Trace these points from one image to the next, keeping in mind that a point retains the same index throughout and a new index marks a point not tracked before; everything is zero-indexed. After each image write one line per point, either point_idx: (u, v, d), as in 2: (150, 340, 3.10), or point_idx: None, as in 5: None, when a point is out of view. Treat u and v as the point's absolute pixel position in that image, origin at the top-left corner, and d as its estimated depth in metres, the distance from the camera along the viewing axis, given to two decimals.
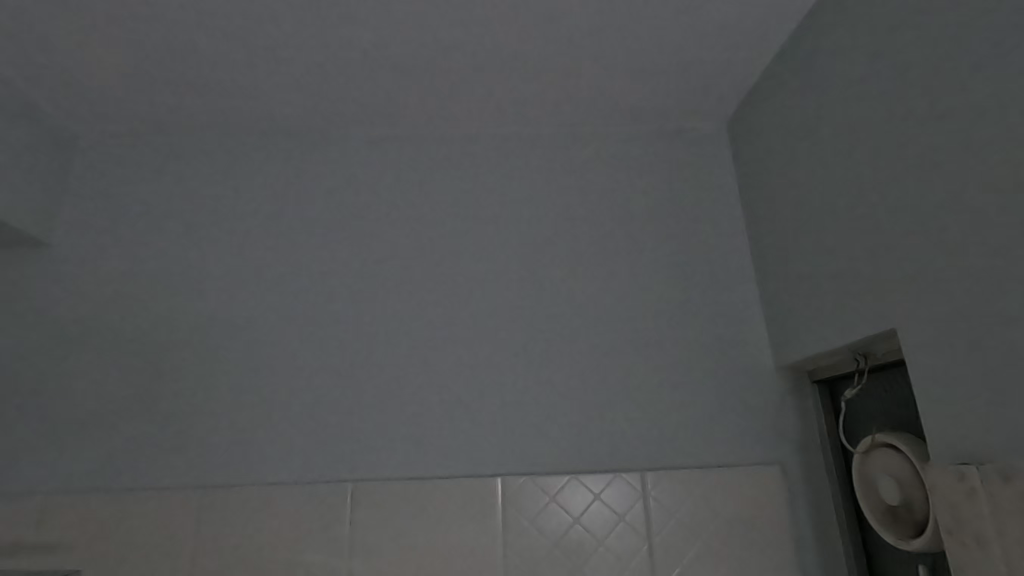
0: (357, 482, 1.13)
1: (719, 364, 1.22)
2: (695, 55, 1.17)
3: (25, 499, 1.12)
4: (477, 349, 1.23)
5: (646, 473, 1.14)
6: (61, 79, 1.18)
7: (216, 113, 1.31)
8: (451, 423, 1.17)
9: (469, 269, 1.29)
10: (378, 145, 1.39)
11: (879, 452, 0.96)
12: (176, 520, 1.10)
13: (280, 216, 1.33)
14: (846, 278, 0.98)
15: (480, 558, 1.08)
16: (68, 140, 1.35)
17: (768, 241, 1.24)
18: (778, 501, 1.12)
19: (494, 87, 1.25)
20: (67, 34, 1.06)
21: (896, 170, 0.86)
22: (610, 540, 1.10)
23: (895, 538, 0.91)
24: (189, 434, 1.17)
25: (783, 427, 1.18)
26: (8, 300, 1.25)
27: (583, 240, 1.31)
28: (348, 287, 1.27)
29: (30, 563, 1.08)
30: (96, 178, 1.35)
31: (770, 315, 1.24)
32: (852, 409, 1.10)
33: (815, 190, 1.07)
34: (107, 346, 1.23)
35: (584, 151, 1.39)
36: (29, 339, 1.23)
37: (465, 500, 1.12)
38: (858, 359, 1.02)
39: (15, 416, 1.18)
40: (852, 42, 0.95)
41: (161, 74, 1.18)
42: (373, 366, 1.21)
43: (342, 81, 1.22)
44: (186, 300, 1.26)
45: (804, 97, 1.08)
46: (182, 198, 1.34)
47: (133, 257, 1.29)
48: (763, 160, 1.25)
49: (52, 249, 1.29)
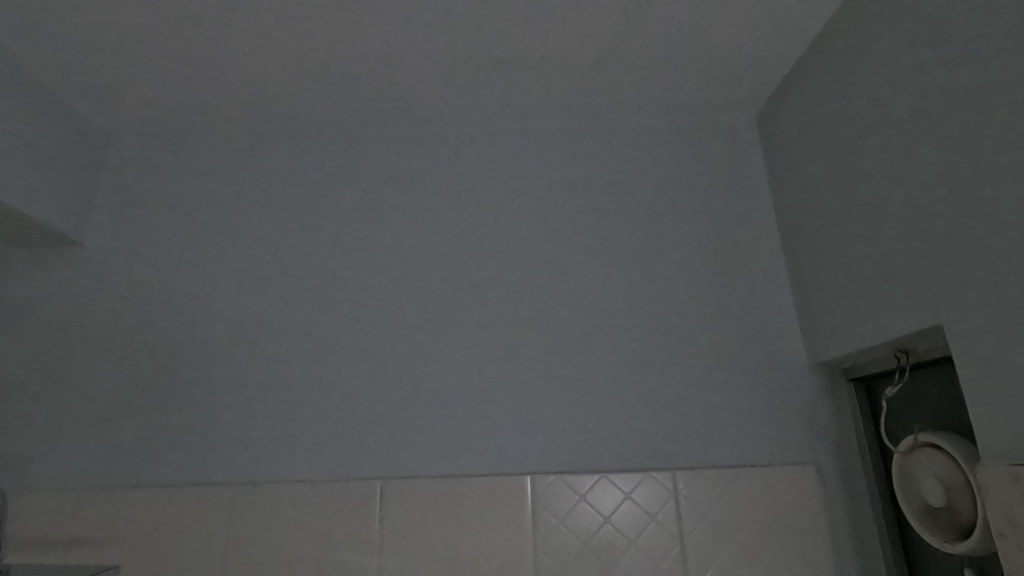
0: (386, 481, 1.13)
1: (750, 362, 1.20)
2: (723, 49, 1.16)
3: (63, 495, 1.14)
4: (505, 347, 1.22)
5: (677, 473, 1.12)
6: (93, 83, 1.20)
7: (243, 114, 1.33)
8: (478, 421, 1.17)
9: (495, 267, 1.28)
10: (402, 143, 1.39)
11: (921, 452, 0.93)
12: (209, 518, 1.12)
13: (306, 217, 1.33)
14: (885, 274, 0.96)
15: (510, 558, 1.08)
16: (99, 142, 1.38)
17: (802, 238, 1.21)
18: (814, 501, 1.10)
19: (519, 83, 1.24)
20: (99, 34, 1.07)
21: (936, 163, 0.83)
22: (641, 540, 1.09)
23: (939, 540, 0.89)
24: (220, 432, 1.18)
25: (818, 427, 1.16)
26: (43, 298, 1.28)
27: (610, 237, 1.30)
28: (374, 284, 1.28)
29: (69, 558, 1.10)
30: (127, 179, 1.37)
31: (803, 313, 1.21)
32: (891, 408, 1.08)
33: (850, 184, 1.04)
34: (139, 345, 1.25)
35: (609, 146, 1.37)
36: (64, 337, 1.25)
37: (496, 500, 1.11)
38: (898, 356, 0.99)
39: (51, 414, 1.20)
40: (891, 30, 0.92)
41: (188, 73, 1.18)
42: (399, 365, 1.21)
43: (366, 79, 1.22)
44: (214, 298, 1.28)
45: (838, 89, 1.06)
46: (210, 200, 1.35)
47: (163, 256, 1.31)
48: (795, 155, 1.22)
49: (84, 249, 1.31)
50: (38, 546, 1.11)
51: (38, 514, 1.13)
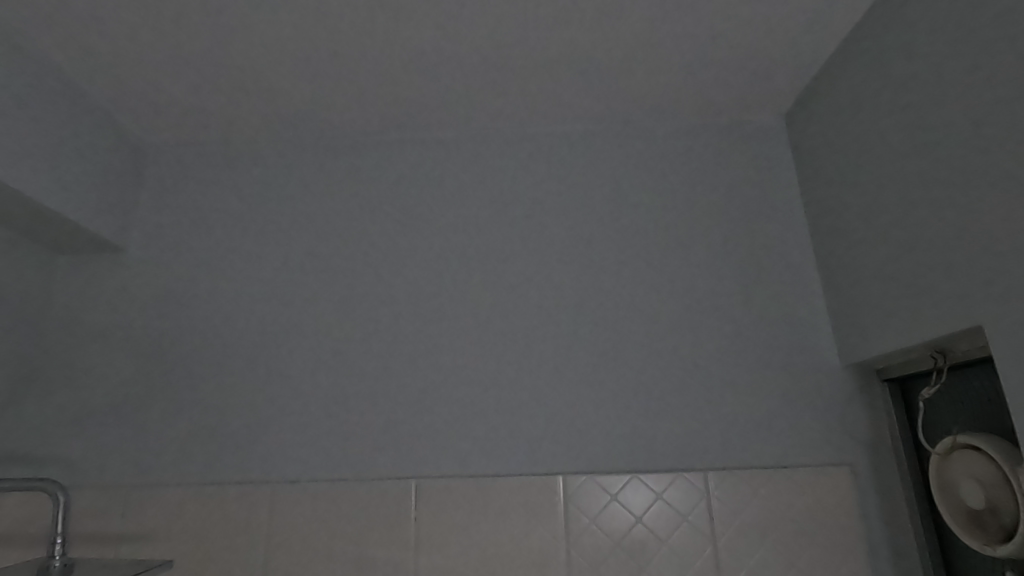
0: (421, 481, 1.16)
1: (779, 362, 1.20)
2: (748, 50, 1.16)
3: (114, 492, 1.20)
4: (533, 347, 1.24)
5: (709, 474, 1.13)
6: (137, 95, 1.26)
7: (277, 121, 1.37)
8: (508, 419, 1.19)
9: (522, 269, 1.30)
10: (429, 148, 1.42)
11: (962, 454, 0.92)
12: (251, 515, 1.16)
13: (341, 223, 1.37)
14: (920, 274, 0.95)
15: (544, 557, 1.10)
16: (141, 152, 1.44)
17: (833, 238, 1.20)
18: (850, 502, 1.09)
19: (544, 86, 1.26)
20: (143, 48, 1.12)
21: (969, 165, 0.83)
22: (674, 540, 1.09)
23: (979, 543, 0.88)
24: (261, 430, 1.23)
25: (851, 429, 1.15)
26: (90, 303, 1.34)
27: (636, 238, 1.31)
28: (404, 286, 1.31)
29: (121, 552, 1.16)
30: (166, 186, 1.43)
31: (835, 313, 1.20)
32: (928, 409, 1.06)
33: (882, 184, 1.03)
34: (180, 347, 1.30)
35: (634, 146, 1.38)
36: (110, 341, 1.31)
37: (529, 500, 1.13)
38: (935, 357, 0.98)
39: (98, 414, 1.26)
40: (922, 30, 0.92)
41: (226, 82, 1.23)
42: (429, 365, 1.25)
43: (396, 86, 1.25)
44: (251, 301, 1.33)
45: (869, 90, 1.05)
46: (246, 206, 1.40)
47: (202, 262, 1.36)
48: (826, 154, 1.21)
49: (127, 255, 1.37)
50: (91, 540, 1.17)
51: (89, 509, 1.18)
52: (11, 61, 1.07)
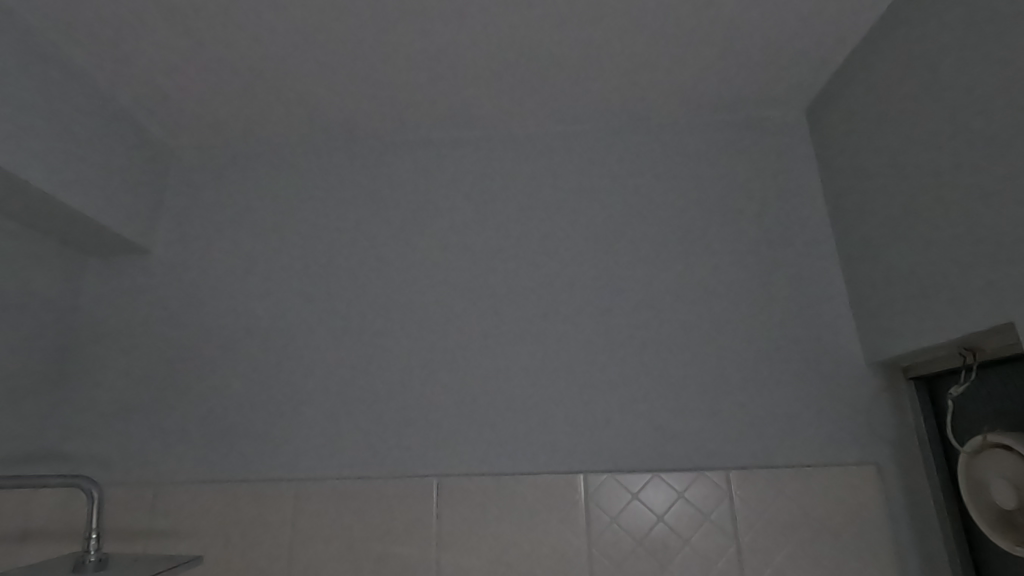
0: (442, 478, 1.17)
1: (801, 360, 1.19)
2: (767, 45, 1.15)
3: (144, 489, 1.22)
4: (552, 345, 1.24)
5: (731, 473, 1.12)
6: (163, 99, 1.30)
7: (298, 122, 1.40)
8: (528, 417, 1.20)
9: (541, 267, 1.30)
10: (448, 147, 1.43)
11: (993, 453, 0.91)
12: (276, 511, 1.18)
13: (361, 224, 1.39)
14: (947, 272, 0.93)
15: (565, 555, 1.10)
16: (166, 155, 1.47)
17: (857, 234, 1.18)
18: (876, 503, 1.08)
19: (562, 85, 1.26)
20: (167, 54, 1.15)
21: (996, 161, 0.82)
22: (696, 540, 1.09)
23: (1009, 544, 0.87)
24: (284, 429, 1.25)
25: (876, 427, 1.14)
26: (118, 303, 1.38)
27: (654, 236, 1.30)
28: (425, 284, 1.32)
29: (151, 548, 1.19)
30: (190, 188, 1.46)
31: (859, 311, 1.19)
32: (956, 407, 1.05)
33: (906, 182, 1.02)
34: (206, 347, 1.33)
35: (652, 143, 1.38)
36: (137, 340, 1.34)
37: (550, 498, 1.13)
38: (965, 355, 0.97)
39: (127, 412, 1.29)
40: (946, 26, 0.90)
41: (248, 85, 1.25)
42: (450, 363, 1.26)
43: (415, 86, 1.26)
44: (274, 301, 1.35)
45: (892, 88, 1.04)
46: (268, 208, 1.43)
47: (226, 263, 1.39)
48: (849, 151, 1.20)
49: (153, 257, 1.41)
50: (123, 537, 1.19)
51: (119, 506, 1.21)
52: (43, 68, 1.10)
